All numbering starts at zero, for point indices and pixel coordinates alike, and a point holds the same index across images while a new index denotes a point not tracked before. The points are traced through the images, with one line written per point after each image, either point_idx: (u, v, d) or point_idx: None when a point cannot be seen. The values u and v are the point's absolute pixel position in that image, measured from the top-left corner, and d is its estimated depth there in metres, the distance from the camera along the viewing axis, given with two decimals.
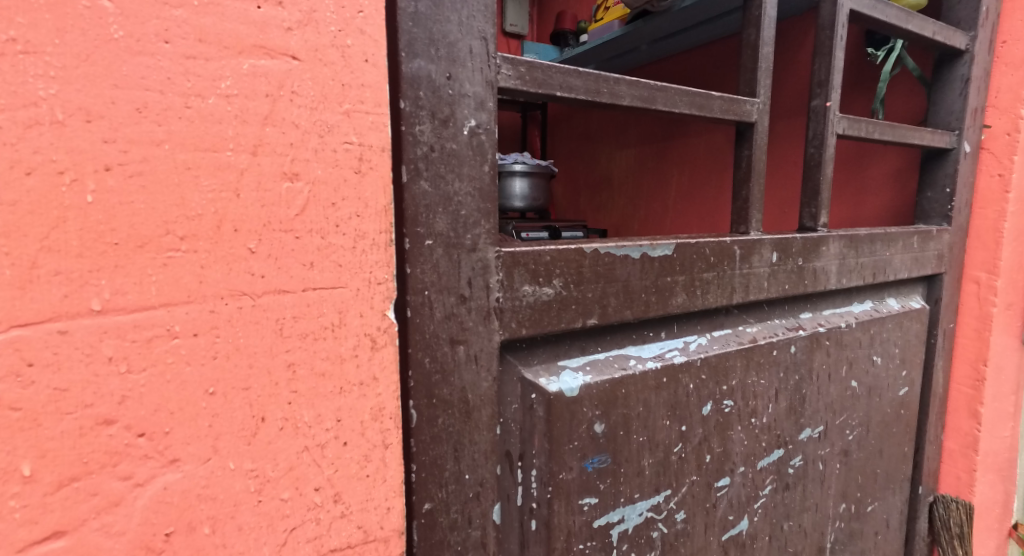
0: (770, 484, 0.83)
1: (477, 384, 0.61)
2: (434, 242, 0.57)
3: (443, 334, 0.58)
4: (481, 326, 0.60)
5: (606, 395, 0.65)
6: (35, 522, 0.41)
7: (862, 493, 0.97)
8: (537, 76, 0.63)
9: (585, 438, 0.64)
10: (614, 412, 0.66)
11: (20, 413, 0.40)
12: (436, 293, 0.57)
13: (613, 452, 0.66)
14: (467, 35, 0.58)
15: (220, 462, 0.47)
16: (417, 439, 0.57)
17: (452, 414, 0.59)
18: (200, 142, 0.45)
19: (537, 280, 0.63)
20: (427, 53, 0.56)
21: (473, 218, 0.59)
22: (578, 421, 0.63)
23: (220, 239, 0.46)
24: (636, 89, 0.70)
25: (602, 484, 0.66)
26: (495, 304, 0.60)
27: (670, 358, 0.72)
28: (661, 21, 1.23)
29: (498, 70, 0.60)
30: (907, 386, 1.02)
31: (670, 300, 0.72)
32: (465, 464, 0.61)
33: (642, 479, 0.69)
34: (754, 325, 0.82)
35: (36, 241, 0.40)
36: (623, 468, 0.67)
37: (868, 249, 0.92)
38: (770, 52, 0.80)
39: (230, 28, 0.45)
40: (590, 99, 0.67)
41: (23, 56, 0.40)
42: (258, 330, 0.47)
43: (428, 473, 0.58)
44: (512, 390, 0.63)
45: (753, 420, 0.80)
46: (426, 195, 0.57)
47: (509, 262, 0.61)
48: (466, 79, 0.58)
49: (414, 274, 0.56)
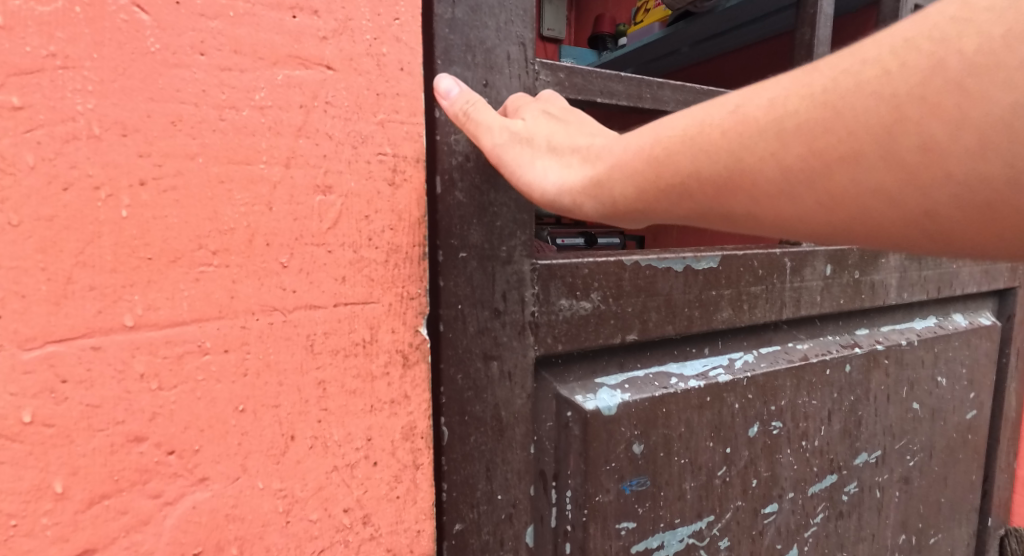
0: (822, 512, 0.79)
1: (511, 401, 0.59)
2: (468, 254, 0.55)
3: (476, 349, 0.57)
4: (515, 341, 0.58)
5: (646, 414, 0.62)
6: (66, 540, 0.41)
7: (924, 524, 0.91)
8: (577, 81, 0.61)
9: (623, 459, 0.61)
10: (654, 432, 0.63)
11: (52, 429, 0.40)
12: (470, 306, 0.56)
13: (652, 475, 0.63)
14: (505, 41, 0.56)
15: (249, 481, 0.46)
16: (449, 457, 0.56)
17: (484, 432, 0.58)
18: (234, 154, 0.44)
19: (574, 294, 0.61)
20: (463, 60, 0.54)
21: (509, 230, 0.57)
22: (616, 440, 0.61)
23: (252, 252, 0.45)
24: (680, 94, 0.67)
25: (641, 508, 0.63)
26: (530, 318, 0.59)
27: (714, 376, 0.68)
28: (706, 21, 1.20)
29: (537, 76, 0.59)
30: (975, 409, 0.95)
31: (716, 315, 0.69)
32: (497, 484, 0.59)
33: (683, 504, 0.66)
34: (806, 341, 0.78)
35: (71, 257, 0.40)
36: (663, 492, 0.64)
37: (933, 261, 0.88)
38: (827, 52, 0.75)
39: (265, 38, 0.44)
40: (632, 105, 0.64)
41: (62, 70, 0.39)
42: (288, 346, 0.47)
43: (460, 492, 0.57)
44: (547, 407, 0.61)
45: (804, 442, 0.76)
46: (461, 206, 0.55)
47: (545, 275, 0.59)
48: (503, 86, 0.57)
49: (447, 287, 0.54)
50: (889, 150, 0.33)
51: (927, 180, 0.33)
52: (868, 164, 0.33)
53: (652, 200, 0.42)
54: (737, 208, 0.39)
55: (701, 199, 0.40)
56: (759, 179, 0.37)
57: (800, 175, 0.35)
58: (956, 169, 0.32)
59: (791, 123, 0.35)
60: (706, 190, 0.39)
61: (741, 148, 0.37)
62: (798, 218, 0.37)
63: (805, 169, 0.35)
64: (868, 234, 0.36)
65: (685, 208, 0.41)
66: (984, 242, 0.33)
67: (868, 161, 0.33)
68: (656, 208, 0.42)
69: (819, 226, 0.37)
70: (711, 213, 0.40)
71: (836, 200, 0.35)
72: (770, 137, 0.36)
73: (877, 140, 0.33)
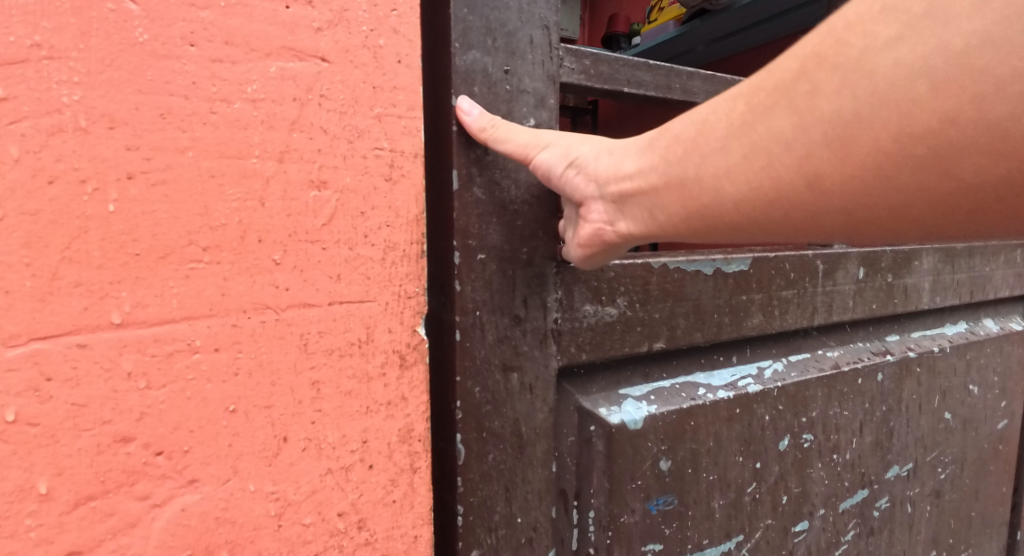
0: (853, 530, 0.76)
1: (531, 415, 0.57)
2: (487, 256, 0.54)
3: (495, 359, 0.55)
4: (537, 350, 0.57)
5: (673, 428, 0.60)
6: (51, 542, 0.40)
7: (954, 540, 0.88)
8: (604, 70, 0.60)
9: (649, 476, 0.59)
10: (681, 447, 0.61)
11: (37, 429, 0.39)
12: (489, 313, 0.54)
13: (680, 493, 0.61)
14: (527, 24, 0.55)
15: (240, 483, 0.45)
16: (466, 477, 0.54)
17: (504, 449, 0.56)
18: (226, 149, 0.42)
19: (599, 300, 0.59)
20: (483, 44, 0.53)
21: (530, 230, 0.56)
22: (642, 456, 0.59)
23: (245, 249, 0.44)
24: (710, 85, 0.68)
25: (668, 529, 0.61)
26: (552, 326, 0.57)
27: (743, 387, 0.66)
28: (723, 17, 1.18)
29: (561, 63, 0.57)
30: (1007, 419, 0.91)
31: (745, 321, 0.67)
32: (517, 506, 0.57)
33: (711, 524, 0.64)
34: (836, 348, 0.76)
35: (57, 252, 0.39)
36: (691, 512, 0.63)
37: (966, 263, 0.85)
38: None
39: (258, 29, 0.43)
40: (661, 95, 0.64)
41: (47, 61, 0.38)
42: (282, 345, 0.45)
43: (477, 516, 0.55)
44: (568, 420, 0.60)
45: (836, 455, 0.73)
46: (479, 204, 0.53)
47: (568, 280, 0.58)
48: (525, 73, 0.56)
49: (464, 292, 0.53)
50: (793, 101, 0.41)
51: (813, 121, 0.40)
52: (777, 114, 0.42)
53: (639, 171, 0.49)
54: (688, 172, 0.46)
55: (668, 167, 0.48)
56: (707, 139, 0.45)
57: (731, 132, 0.44)
58: (827, 109, 0.39)
59: (747, 87, 0.45)
60: (674, 153, 0.47)
61: (708, 114, 0.46)
62: (719, 174, 0.45)
63: (740, 123, 0.44)
64: (768, 187, 0.43)
65: (654, 178, 0.49)
66: (855, 182, 0.40)
67: (778, 112, 0.42)
68: (638, 183, 0.49)
69: (746, 185, 0.44)
70: (667, 180, 0.48)
71: (755, 152, 0.43)
72: (731, 104, 0.45)
73: (785, 93, 0.41)
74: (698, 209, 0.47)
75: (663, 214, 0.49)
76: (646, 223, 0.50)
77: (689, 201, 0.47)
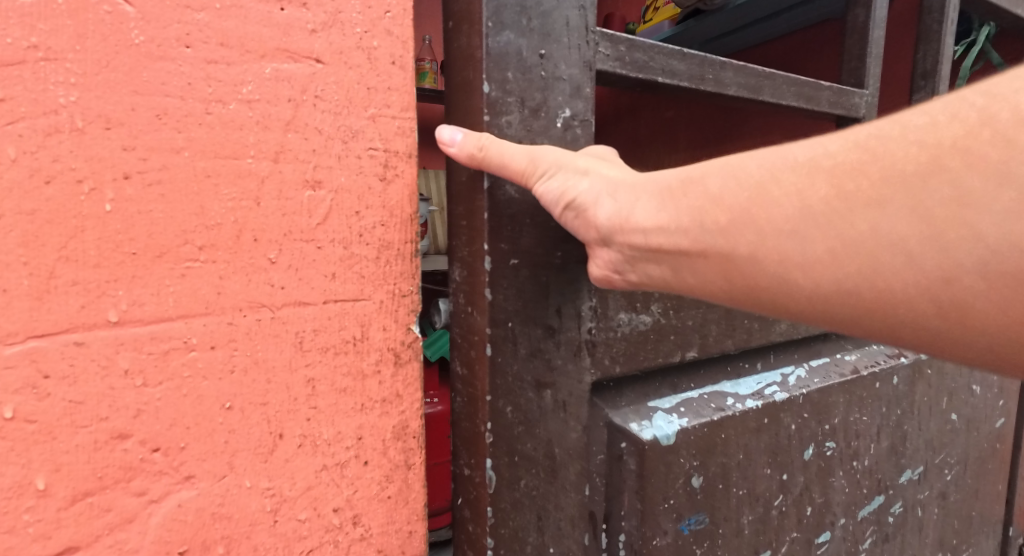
0: (870, 537, 0.77)
1: (564, 435, 0.57)
2: (519, 261, 0.54)
3: (527, 377, 0.55)
4: (571, 363, 0.57)
5: (705, 441, 0.61)
6: (48, 537, 0.41)
7: (957, 540, 0.89)
8: (638, 57, 0.59)
9: (681, 494, 0.60)
10: (713, 462, 0.62)
11: (34, 426, 0.39)
12: (521, 325, 0.55)
13: (710, 511, 0.62)
14: (563, 5, 0.55)
15: (236, 480, 0.45)
16: (496, 507, 0.56)
17: (536, 473, 0.57)
18: (220, 149, 0.43)
19: (634, 308, 0.59)
20: (517, 25, 0.53)
21: (563, 233, 0.56)
22: (674, 474, 0.59)
23: (240, 248, 0.44)
24: (743, 77, 0.67)
25: (699, 549, 0.61)
26: (586, 336, 0.57)
27: (770, 395, 0.67)
28: (718, 17, 1.19)
29: (596, 48, 0.57)
30: (1004, 418, 0.92)
31: (773, 327, 0.70)
32: (549, 535, 0.57)
33: (740, 540, 0.65)
34: (854, 353, 0.77)
35: (54, 251, 0.39)
36: (722, 529, 0.63)
37: None
38: (880, 36, 0.78)
39: (253, 31, 0.43)
40: (693, 86, 0.63)
41: (44, 63, 0.38)
42: (277, 343, 0.46)
43: (507, 546, 0.56)
44: (598, 438, 0.59)
45: (854, 463, 0.74)
46: (511, 203, 0.53)
47: (603, 289, 0.58)
48: (561, 58, 0.56)
49: (496, 302, 0.53)
50: (917, 204, 0.38)
51: (948, 236, 0.37)
52: (891, 212, 0.39)
53: (664, 225, 0.48)
54: (741, 247, 0.45)
55: (717, 237, 0.46)
56: (782, 216, 0.43)
57: (820, 216, 0.41)
58: (977, 231, 0.36)
59: (847, 162, 0.41)
60: (719, 222, 0.46)
61: (779, 184, 0.43)
62: (785, 259, 0.43)
63: (829, 210, 0.41)
64: (842, 283, 0.41)
65: (682, 237, 0.48)
66: (956, 304, 0.38)
67: (890, 211, 0.39)
68: (661, 238, 0.49)
69: (828, 278, 0.42)
70: (696, 243, 0.47)
71: (845, 245, 0.40)
72: (826, 181, 0.42)
73: (908, 192, 0.38)
74: (745, 282, 0.46)
75: (692, 275, 0.49)
76: (666, 274, 0.50)
77: (727, 271, 0.46)
